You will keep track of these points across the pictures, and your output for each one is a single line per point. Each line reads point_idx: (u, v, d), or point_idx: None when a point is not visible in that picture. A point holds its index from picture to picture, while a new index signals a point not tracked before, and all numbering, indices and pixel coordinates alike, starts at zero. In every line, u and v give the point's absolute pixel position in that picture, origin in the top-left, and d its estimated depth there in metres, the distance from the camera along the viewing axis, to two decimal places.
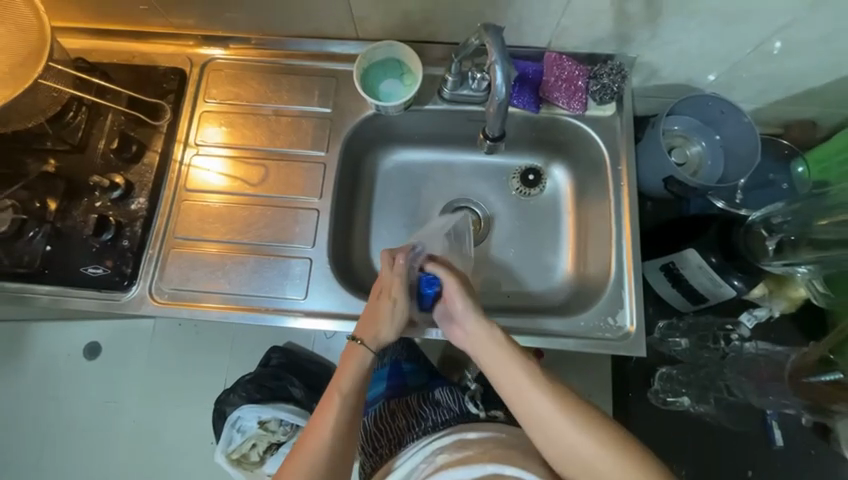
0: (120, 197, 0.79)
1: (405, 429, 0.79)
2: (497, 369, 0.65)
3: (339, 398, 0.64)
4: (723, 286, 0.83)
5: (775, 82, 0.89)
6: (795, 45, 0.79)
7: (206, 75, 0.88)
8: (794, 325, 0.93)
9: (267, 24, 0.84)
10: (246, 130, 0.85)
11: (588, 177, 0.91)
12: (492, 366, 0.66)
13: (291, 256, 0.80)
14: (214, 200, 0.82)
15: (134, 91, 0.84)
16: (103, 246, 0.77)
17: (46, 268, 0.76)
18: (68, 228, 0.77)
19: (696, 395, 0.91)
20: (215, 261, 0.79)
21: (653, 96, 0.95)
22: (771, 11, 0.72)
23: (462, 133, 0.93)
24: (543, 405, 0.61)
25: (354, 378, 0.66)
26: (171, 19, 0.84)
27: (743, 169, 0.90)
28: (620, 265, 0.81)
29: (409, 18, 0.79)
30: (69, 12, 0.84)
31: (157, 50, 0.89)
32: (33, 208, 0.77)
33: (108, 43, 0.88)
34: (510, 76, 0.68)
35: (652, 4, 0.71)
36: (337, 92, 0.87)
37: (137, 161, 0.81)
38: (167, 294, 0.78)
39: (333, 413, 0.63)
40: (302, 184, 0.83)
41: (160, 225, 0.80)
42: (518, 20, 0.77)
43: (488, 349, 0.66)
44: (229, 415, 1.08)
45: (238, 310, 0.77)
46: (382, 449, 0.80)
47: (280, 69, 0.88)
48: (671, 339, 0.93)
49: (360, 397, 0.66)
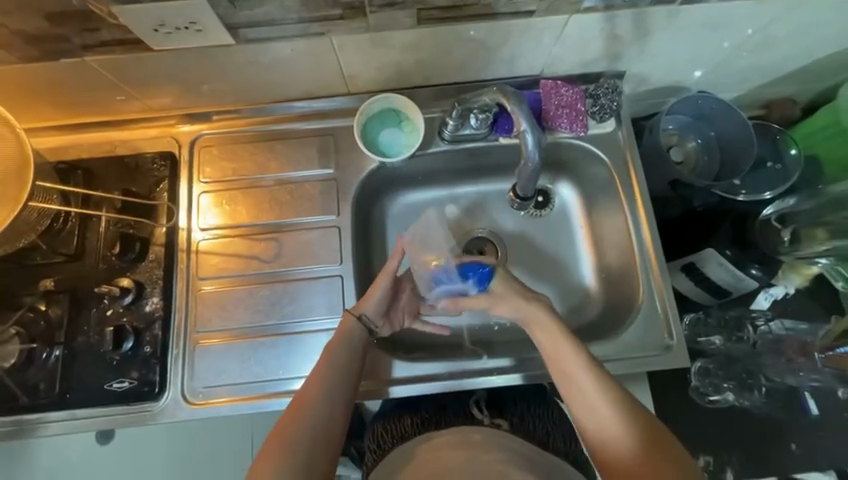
0: (132, 302, 0.75)
1: (412, 427, 0.76)
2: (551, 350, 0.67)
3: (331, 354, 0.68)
4: (744, 278, 0.86)
5: (757, 72, 0.92)
6: (772, 41, 0.82)
7: (197, 154, 0.83)
8: (811, 299, 0.96)
9: (253, 93, 0.81)
10: (251, 205, 0.82)
11: (598, 192, 0.90)
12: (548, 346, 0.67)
13: (322, 329, 0.78)
14: (209, 286, 0.79)
15: (126, 184, 0.80)
16: (124, 357, 0.73)
17: (67, 393, 0.72)
18: (82, 345, 0.73)
19: (739, 389, 0.92)
20: (244, 348, 0.76)
21: (644, 101, 0.95)
22: (748, 16, 0.75)
23: (465, 167, 0.90)
24: (590, 388, 0.64)
25: (346, 341, 0.70)
26: (151, 104, 0.80)
27: (742, 159, 0.91)
28: (647, 280, 0.82)
29: (401, 68, 0.78)
30: (40, 112, 0.78)
31: (138, 135, 0.83)
32: (40, 331, 0.73)
33: (82, 136, 0.82)
34: (541, 140, 0.73)
35: (639, 25, 0.73)
36: (336, 149, 0.85)
37: (143, 258, 0.77)
38: (201, 394, 0.74)
39: (321, 376, 0.66)
40: (320, 252, 0.81)
41: (179, 322, 0.76)
42: (510, 56, 0.77)
43: (545, 332, 0.68)
44: None
45: (278, 396, 0.74)
46: (387, 445, 0.76)
47: (271, 135, 0.85)
48: (702, 337, 0.95)
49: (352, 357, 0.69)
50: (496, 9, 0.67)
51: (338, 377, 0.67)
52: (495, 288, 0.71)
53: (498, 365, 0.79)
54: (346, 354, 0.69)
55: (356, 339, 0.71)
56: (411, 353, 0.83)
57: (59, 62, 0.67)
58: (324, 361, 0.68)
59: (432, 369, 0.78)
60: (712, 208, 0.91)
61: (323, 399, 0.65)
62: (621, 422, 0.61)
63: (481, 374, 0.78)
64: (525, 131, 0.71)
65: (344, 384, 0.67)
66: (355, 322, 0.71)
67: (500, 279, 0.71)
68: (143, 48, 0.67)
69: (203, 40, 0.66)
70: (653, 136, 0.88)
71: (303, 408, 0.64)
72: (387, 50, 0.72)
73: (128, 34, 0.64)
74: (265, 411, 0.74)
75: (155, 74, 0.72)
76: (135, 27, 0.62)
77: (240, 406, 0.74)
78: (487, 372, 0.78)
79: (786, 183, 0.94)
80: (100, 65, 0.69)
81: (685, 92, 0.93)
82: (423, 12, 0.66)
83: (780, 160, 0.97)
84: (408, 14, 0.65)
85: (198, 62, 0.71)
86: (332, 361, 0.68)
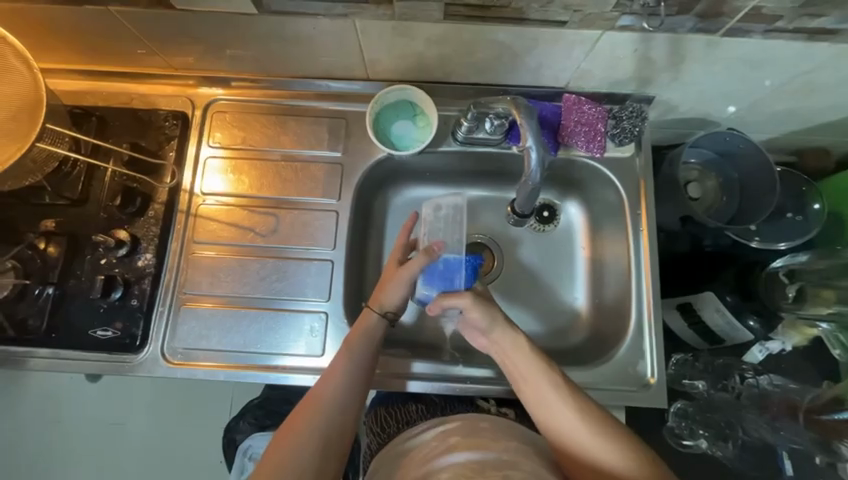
0: (126, 254, 0.76)
1: (417, 414, 0.80)
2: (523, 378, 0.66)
3: (351, 353, 0.68)
4: (740, 329, 0.84)
5: (794, 118, 0.88)
6: (816, 87, 0.78)
7: (209, 118, 0.84)
8: (805, 358, 0.93)
9: (272, 66, 0.80)
10: (255, 177, 0.82)
11: (606, 216, 0.87)
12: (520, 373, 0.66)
13: (305, 310, 0.78)
14: (212, 253, 0.79)
15: (137, 138, 0.81)
16: (111, 307, 0.75)
17: (52, 332, 0.74)
18: (73, 288, 0.75)
19: (715, 438, 0.88)
20: (225, 317, 0.77)
21: (670, 130, 0.92)
22: (795, 57, 0.71)
23: (474, 169, 0.89)
24: (566, 418, 0.62)
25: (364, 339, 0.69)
26: (171, 61, 0.80)
27: (760, 207, 0.87)
28: (640, 314, 0.80)
29: (423, 61, 0.76)
30: (62, 54, 0.79)
31: (155, 91, 0.84)
32: (36, 269, 0.75)
33: (101, 85, 0.83)
34: (544, 162, 0.72)
35: (676, 51, 0.70)
36: (347, 134, 0.84)
37: (143, 213, 0.78)
38: (180, 354, 0.76)
39: (341, 370, 0.67)
40: (316, 234, 0.81)
41: (169, 281, 0.78)
42: (536, 64, 0.75)
43: (520, 362, 0.66)
44: (240, 444, 0.97)
45: (253, 368, 0.76)
46: (391, 429, 0.80)
47: (286, 110, 0.84)
48: (686, 381, 0.92)
49: (371, 356, 0.69)
50: (527, 15, 0.64)
51: (354, 373, 0.67)
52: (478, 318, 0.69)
53: (473, 374, 0.79)
54: (365, 349, 0.69)
55: (374, 335, 0.71)
56: (390, 348, 0.84)
57: (84, 9, 0.68)
58: (342, 357, 0.67)
59: (407, 368, 0.78)
60: (721, 249, 0.90)
61: (339, 395, 0.65)
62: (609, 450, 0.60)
63: (455, 381, 0.78)
64: (530, 147, 0.70)
65: (359, 382, 0.67)
66: (376, 319, 0.72)
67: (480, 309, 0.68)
68: (166, 5, 0.66)
69: (226, 5, 0.65)
70: (673, 168, 0.84)
71: (319, 400, 0.64)
72: (410, 41, 0.71)
73: None
74: (239, 381, 0.75)
75: (177, 33, 0.72)
76: None
77: (215, 372, 0.75)
78: (461, 379, 0.78)
79: (804, 236, 0.90)
80: (123, 16, 0.69)
81: (713, 126, 0.90)
82: (450, 7, 0.64)
83: (802, 211, 0.93)
84: (435, 7, 0.63)
85: (219, 26, 0.70)
86: (350, 357, 0.68)
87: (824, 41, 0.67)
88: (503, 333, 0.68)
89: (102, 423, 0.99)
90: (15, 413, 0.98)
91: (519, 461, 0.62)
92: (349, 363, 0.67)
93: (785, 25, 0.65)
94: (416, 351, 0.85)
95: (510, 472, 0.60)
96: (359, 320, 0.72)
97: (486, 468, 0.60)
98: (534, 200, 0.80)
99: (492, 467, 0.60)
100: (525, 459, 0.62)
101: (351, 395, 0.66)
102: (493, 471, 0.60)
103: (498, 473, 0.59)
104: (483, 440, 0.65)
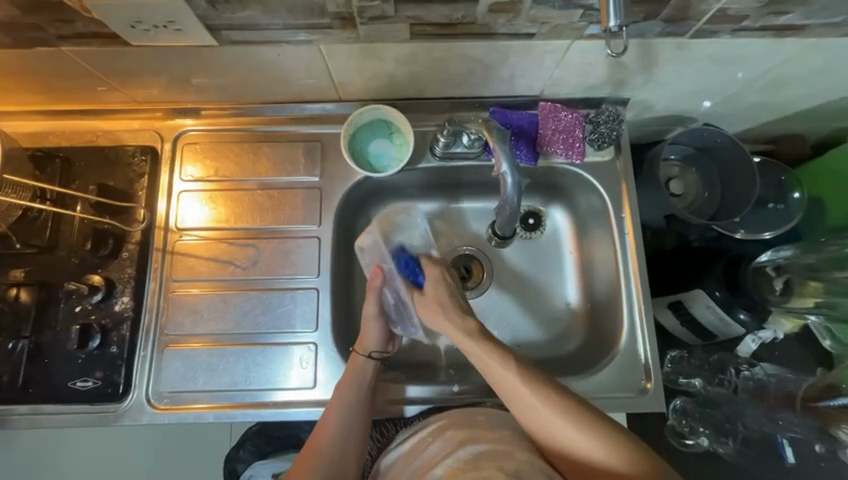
0: (101, 300, 0.74)
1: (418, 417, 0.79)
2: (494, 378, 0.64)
3: (342, 403, 0.66)
4: (731, 323, 0.84)
5: (768, 110, 0.88)
6: (787, 78, 0.78)
7: (180, 150, 0.81)
8: (797, 344, 0.93)
9: (241, 93, 0.78)
10: (234, 208, 0.80)
11: (591, 220, 0.87)
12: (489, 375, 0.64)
13: (293, 342, 0.76)
14: (194, 290, 0.77)
15: (104, 178, 0.78)
16: (90, 356, 0.72)
17: (30, 387, 0.71)
18: (49, 340, 0.72)
19: (716, 435, 0.89)
20: (210, 356, 0.75)
21: (649, 128, 0.91)
22: (764, 52, 0.71)
23: (456, 182, 0.87)
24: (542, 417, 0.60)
25: (354, 385, 0.68)
26: (134, 95, 0.77)
27: (742, 199, 0.87)
28: (631, 318, 0.80)
29: (394, 79, 0.74)
30: (18, 97, 0.76)
31: (121, 127, 0.81)
32: (8, 322, 0.72)
33: (63, 124, 0.80)
34: (519, 185, 0.71)
35: (647, 54, 0.70)
36: (324, 157, 0.82)
37: (117, 255, 0.76)
38: (166, 398, 0.73)
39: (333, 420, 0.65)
40: (299, 262, 0.79)
41: (149, 323, 0.75)
42: (510, 75, 0.74)
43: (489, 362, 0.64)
44: (241, 474, 0.96)
45: (244, 406, 0.73)
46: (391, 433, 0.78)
47: (260, 137, 0.82)
48: (683, 379, 0.93)
49: (363, 402, 0.68)
50: (495, 29, 0.63)
51: (350, 421, 0.66)
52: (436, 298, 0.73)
53: (470, 392, 0.77)
54: (360, 396, 0.68)
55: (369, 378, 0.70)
56: (384, 373, 0.82)
57: (36, 51, 0.65)
58: (338, 405, 0.66)
59: (403, 393, 0.76)
60: (707, 243, 0.89)
61: (339, 443, 0.65)
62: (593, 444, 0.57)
63: (451, 402, 0.76)
64: (505, 173, 0.70)
65: (358, 427, 0.66)
66: (364, 361, 0.71)
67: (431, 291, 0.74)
68: (122, 43, 0.64)
69: (185, 38, 0.63)
70: (653, 168, 0.84)
71: (319, 449, 0.64)
72: (379, 61, 0.69)
73: (103, 28, 0.61)
74: (231, 421, 0.73)
75: (137, 68, 0.70)
76: (112, 22, 0.59)
77: (206, 413, 0.73)
78: (458, 400, 0.76)
79: (788, 225, 0.90)
80: (77, 55, 0.66)
81: (690, 121, 0.90)
82: (416, 27, 0.62)
83: (784, 200, 0.93)
84: (401, 27, 0.62)
85: (180, 59, 0.68)
86: (345, 404, 0.66)
87: (790, 37, 0.68)
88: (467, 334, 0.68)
89: (93, 470, 0.96)
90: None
91: (514, 450, 0.60)
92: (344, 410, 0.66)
93: (752, 23, 0.65)
94: (411, 373, 0.84)
95: (505, 462, 0.57)
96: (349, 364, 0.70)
97: (480, 460, 0.58)
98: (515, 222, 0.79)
99: (486, 458, 0.58)
100: (520, 449, 0.60)
101: (351, 440, 0.65)
102: (488, 462, 0.57)
103: (491, 462, 0.57)
104: (479, 431, 0.64)
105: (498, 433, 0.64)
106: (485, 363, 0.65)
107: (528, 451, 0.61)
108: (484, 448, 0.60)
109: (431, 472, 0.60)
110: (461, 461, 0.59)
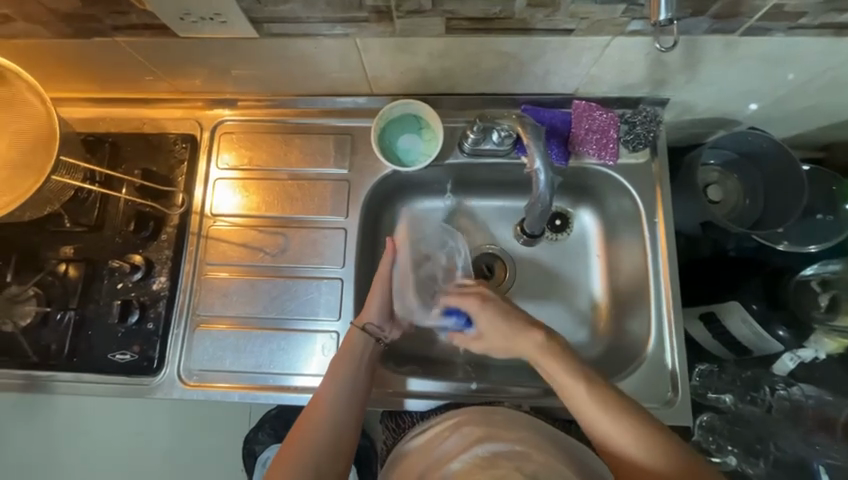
0: (141, 278, 0.78)
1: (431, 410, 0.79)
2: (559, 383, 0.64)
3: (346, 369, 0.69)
4: (768, 339, 0.79)
5: (821, 115, 0.83)
6: (845, 81, 0.74)
7: (217, 139, 0.84)
8: (840, 365, 0.88)
9: (276, 85, 0.80)
10: (266, 198, 0.82)
11: (621, 222, 0.84)
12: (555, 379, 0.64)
13: (316, 330, 0.78)
14: (225, 273, 0.80)
15: (147, 163, 0.82)
16: (128, 330, 0.77)
17: (74, 356, 0.76)
18: (92, 313, 0.77)
19: (745, 454, 0.85)
20: (237, 337, 0.78)
21: (688, 131, 0.87)
22: (821, 52, 0.67)
23: (484, 179, 0.87)
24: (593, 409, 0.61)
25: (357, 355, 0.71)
26: (178, 86, 0.81)
27: (788, 209, 0.82)
28: (659, 326, 0.77)
29: (427, 74, 0.75)
30: (74, 84, 0.81)
31: (165, 115, 0.85)
32: (57, 294, 0.77)
33: (112, 112, 0.85)
34: (553, 182, 0.70)
35: (691, 53, 0.67)
36: (353, 150, 0.83)
37: (156, 237, 0.80)
38: (195, 375, 0.77)
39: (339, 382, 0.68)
40: (325, 252, 0.81)
41: (183, 303, 0.79)
42: (544, 72, 0.73)
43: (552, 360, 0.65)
44: (259, 455, 0.99)
45: (267, 388, 0.76)
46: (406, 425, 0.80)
47: (292, 128, 0.84)
48: (712, 395, 0.89)
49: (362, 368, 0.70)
50: (532, 25, 0.63)
51: (341, 402, 0.67)
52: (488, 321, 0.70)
53: (488, 391, 0.77)
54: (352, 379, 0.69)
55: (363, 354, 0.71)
56: (403, 366, 0.82)
57: (93, 41, 0.69)
58: (328, 392, 0.67)
59: (420, 386, 0.77)
60: (744, 253, 0.85)
61: (336, 408, 0.66)
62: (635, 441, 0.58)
63: (469, 399, 0.76)
64: (538, 169, 0.69)
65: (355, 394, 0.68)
66: (359, 335, 0.72)
67: (489, 315, 0.70)
68: (170, 34, 0.67)
69: (228, 31, 0.65)
70: (691, 173, 0.81)
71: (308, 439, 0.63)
72: (412, 56, 0.70)
73: (154, 19, 0.64)
74: (254, 402, 0.75)
75: (182, 59, 0.73)
76: (163, 14, 0.62)
77: (232, 393, 0.75)
78: (475, 398, 0.76)
79: (839, 237, 0.84)
80: (129, 45, 0.70)
81: (734, 125, 0.85)
82: (452, 21, 0.62)
83: (833, 211, 0.88)
84: (436, 22, 0.62)
85: (224, 51, 0.71)
86: (333, 394, 0.67)
87: None
88: (527, 340, 0.67)
89: (121, 442, 1.00)
90: (34, 434, 0.99)
91: (532, 451, 0.60)
92: (334, 397, 0.67)
93: (810, 21, 0.61)
94: (429, 368, 0.84)
95: (523, 464, 0.58)
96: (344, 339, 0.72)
97: (498, 458, 0.59)
98: (545, 221, 0.78)
99: (505, 457, 0.59)
100: (538, 449, 0.60)
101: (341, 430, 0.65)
102: (505, 462, 0.58)
103: (509, 462, 0.58)
104: (497, 430, 0.64)
105: (517, 432, 0.63)
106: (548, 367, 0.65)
107: (548, 453, 0.60)
108: (505, 448, 0.61)
109: (448, 466, 0.61)
110: (479, 458, 0.60)
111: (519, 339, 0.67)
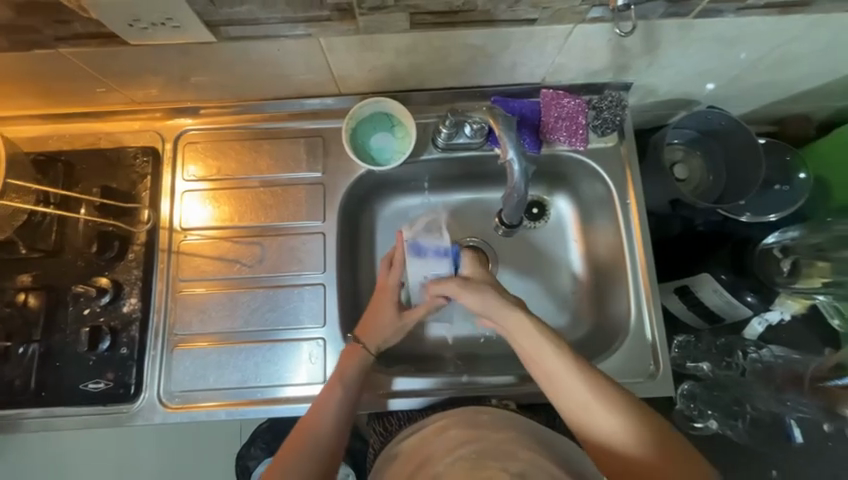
0: (110, 302, 0.74)
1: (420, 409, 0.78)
2: (535, 359, 0.64)
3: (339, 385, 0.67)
4: (737, 304, 0.84)
5: (773, 90, 0.87)
6: (792, 57, 0.78)
7: (181, 150, 0.81)
8: (803, 325, 0.93)
9: (240, 90, 0.77)
10: (239, 207, 0.80)
11: (595, 206, 0.87)
12: (531, 356, 0.65)
13: (301, 339, 0.76)
14: (199, 289, 0.77)
15: (107, 180, 0.78)
16: (101, 358, 0.73)
17: (42, 391, 0.71)
18: (59, 343, 0.73)
19: (725, 417, 0.89)
20: (217, 355, 0.75)
21: (652, 113, 0.90)
22: (768, 31, 0.70)
23: (460, 174, 0.87)
24: (589, 402, 0.60)
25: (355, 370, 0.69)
26: (133, 97, 0.76)
27: (747, 181, 0.86)
28: (638, 303, 0.80)
29: (395, 71, 0.74)
30: (15, 101, 0.75)
31: (122, 129, 0.80)
32: (18, 326, 0.72)
33: (63, 128, 0.80)
34: (527, 171, 0.71)
35: (650, 37, 0.69)
36: (326, 152, 0.82)
37: (122, 257, 0.76)
38: (178, 397, 0.73)
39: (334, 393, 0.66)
40: (304, 258, 0.79)
41: (157, 324, 0.75)
42: (511, 63, 0.73)
43: (527, 337, 0.65)
44: (252, 471, 0.96)
45: (253, 404, 0.74)
46: (393, 428, 0.79)
47: (260, 134, 0.82)
48: (692, 364, 0.92)
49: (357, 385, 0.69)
50: (496, 16, 0.63)
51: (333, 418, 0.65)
52: (469, 299, 0.70)
53: (479, 383, 0.78)
54: (348, 390, 0.67)
55: (363, 363, 0.70)
56: (394, 366, 0.82)
57: (32, 54, 0.64)
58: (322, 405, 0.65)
59: (410, 385, 0.77)
60: (712, 227, 0.90)
61: (326, 428, 0.64)
62: (621, 427, 0.59)
63: (460, 393, 0.77)
64: (512, 160, 0.69)
65: (344, 414, 0.66)
66: (363, 352, 0.71)
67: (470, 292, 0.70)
68: (119, 42, 0.63)
69: (183, 36, 0.62)
70: (656, 152, 0.84)
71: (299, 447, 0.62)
72: (378, 53, 0.69)
73: (101, 27, 0.61)
74: (243, 418, 0.73)
75: (134, 68, 0.69)
76: (110, 22, 0.59)
77: (217, 411, 0.73)
78: (467, 391, 0.77)
79: (794, 205, 0.90)
80: (76, 56, 0.65)
81: (694, 105, 0.89)
82: (416, 16, 0.62)
83: (789, 181, 0.93)
84: (400, 17, 0.61)
85: (180, 58, 0.67)
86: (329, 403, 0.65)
87: (796, 14, 0.67)
88: (501, 312, 0.67)
89: (104, 474, 0.95)
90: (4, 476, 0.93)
91: (517, 449, 0.63)
92: (332, 409, 0.65)
93: (758, 1, 0.64)
94: (420, 365, 0.84)
95: (510, 463, 0.60)
96: (345, 352, 0.71)
97: (484, 460, 0.61)
98: (521, 209, 0.78)
99: (490, 457, 0.61)
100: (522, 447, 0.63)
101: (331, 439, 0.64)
102: (491, 462, 0.60)
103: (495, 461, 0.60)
104: (483, 432, 0.66)
105: (504, 432, 0.66)
106: (527, 344, 0.65)
107: (533, 450, 0.63)
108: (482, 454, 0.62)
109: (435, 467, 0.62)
110: (465, 459, 0.61)
111: (503, 316, 0.67)
